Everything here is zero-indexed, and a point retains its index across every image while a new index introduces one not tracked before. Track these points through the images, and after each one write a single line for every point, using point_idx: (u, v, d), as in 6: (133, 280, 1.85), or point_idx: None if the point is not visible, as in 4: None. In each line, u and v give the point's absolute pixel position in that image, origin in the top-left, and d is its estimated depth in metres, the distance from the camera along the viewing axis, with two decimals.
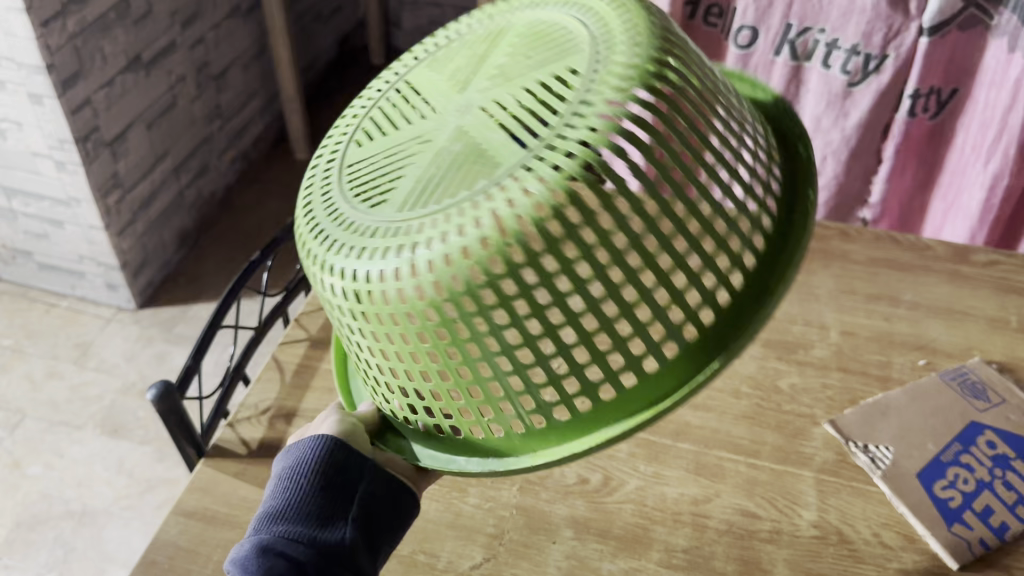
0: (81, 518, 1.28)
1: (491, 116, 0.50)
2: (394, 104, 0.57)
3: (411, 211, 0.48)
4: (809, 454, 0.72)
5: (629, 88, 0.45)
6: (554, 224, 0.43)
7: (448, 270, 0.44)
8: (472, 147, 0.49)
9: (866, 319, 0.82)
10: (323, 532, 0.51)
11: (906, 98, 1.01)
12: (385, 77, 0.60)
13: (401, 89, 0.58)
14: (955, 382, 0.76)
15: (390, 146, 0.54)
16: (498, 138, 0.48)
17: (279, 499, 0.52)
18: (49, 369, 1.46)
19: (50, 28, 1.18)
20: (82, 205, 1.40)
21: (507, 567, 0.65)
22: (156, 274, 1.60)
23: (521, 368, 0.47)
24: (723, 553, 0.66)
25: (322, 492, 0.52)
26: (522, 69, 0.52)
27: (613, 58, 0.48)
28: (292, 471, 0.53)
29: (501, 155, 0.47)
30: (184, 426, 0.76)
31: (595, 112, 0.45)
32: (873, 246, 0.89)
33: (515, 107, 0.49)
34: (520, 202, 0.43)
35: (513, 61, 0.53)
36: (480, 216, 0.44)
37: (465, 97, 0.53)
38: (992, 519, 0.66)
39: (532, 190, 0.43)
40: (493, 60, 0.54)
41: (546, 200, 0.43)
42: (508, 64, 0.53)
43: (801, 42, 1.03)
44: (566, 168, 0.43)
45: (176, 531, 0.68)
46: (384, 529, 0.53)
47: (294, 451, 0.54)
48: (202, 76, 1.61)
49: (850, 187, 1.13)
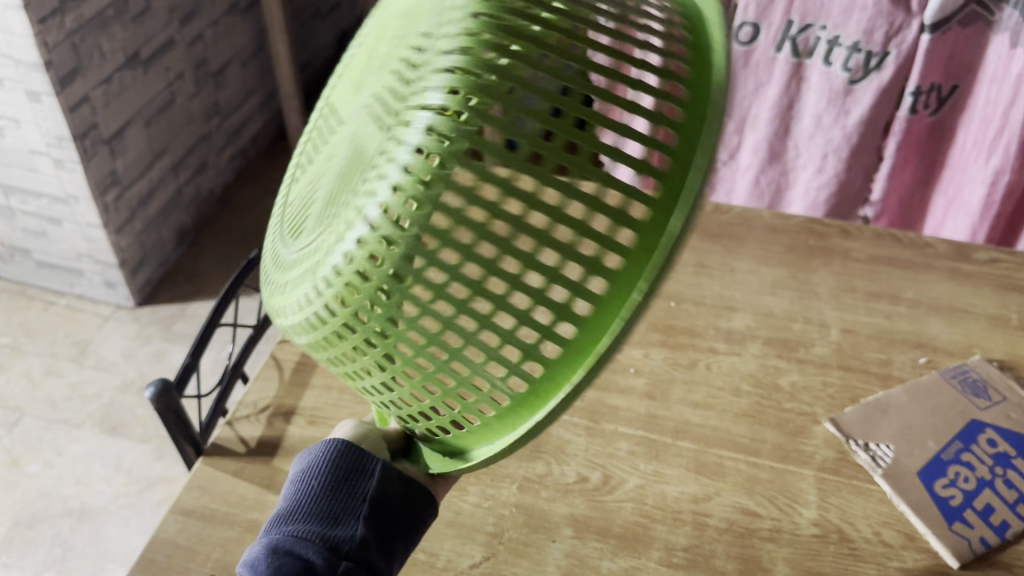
0: (80, 516, 1.28)
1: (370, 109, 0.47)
2: (322, 129, 0.56)
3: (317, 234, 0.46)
4: (810, 453, 0.71)
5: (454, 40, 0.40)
6: (418, 204, 0.39)
7: (344, 283, 0.42)
8: (358, 148, 0.46)
9: (867, 316, 0.82)
10: (333, 531, 0.48)
11: (907, 95, 1.01)
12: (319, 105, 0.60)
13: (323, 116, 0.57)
14: (955, 380, 0.75)
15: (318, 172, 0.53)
16: (372, 133, 0.45)
17: (291, 500, 0.50)
18: (47, 366, 1.46)
19: (48, 25, 1.18)
20: (80, 202, 1.39)
21: (506, 565, 0.65)
22: (154, 272, 1.60)
23: (456, 353, 0.40)
24: (723, 551, 0.65)
25: (333, 490, 0.49)
26: (393, 49, 0.48)
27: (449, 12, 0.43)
28: (306, 469, 0.50)
29: (373, 152, 0.44)
30: (183, 424, 0.75)
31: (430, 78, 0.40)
32: (873, 244, 0.89)
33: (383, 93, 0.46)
34: (380, 198, 0.40)
35: (388, 45, 0.50)
36: (354, 221, 0.41)
37: (360, 95, 0.50)
38: (993, 517, 0.66)
39: (387, 182, 0.39)
40: (379, 49, 0.51)
41: (403, 189, 0.39)
42: (385, 50, 0.50)
43: (802, 39, 1.02)
44: (412, 150, 0.39)
45: (175, 529, 0.68)
46: (399, 530, 0.50)
47: (311, 449, 0.51)
48: (201, 73, 1.60)
49: (851, 185, 1.13)
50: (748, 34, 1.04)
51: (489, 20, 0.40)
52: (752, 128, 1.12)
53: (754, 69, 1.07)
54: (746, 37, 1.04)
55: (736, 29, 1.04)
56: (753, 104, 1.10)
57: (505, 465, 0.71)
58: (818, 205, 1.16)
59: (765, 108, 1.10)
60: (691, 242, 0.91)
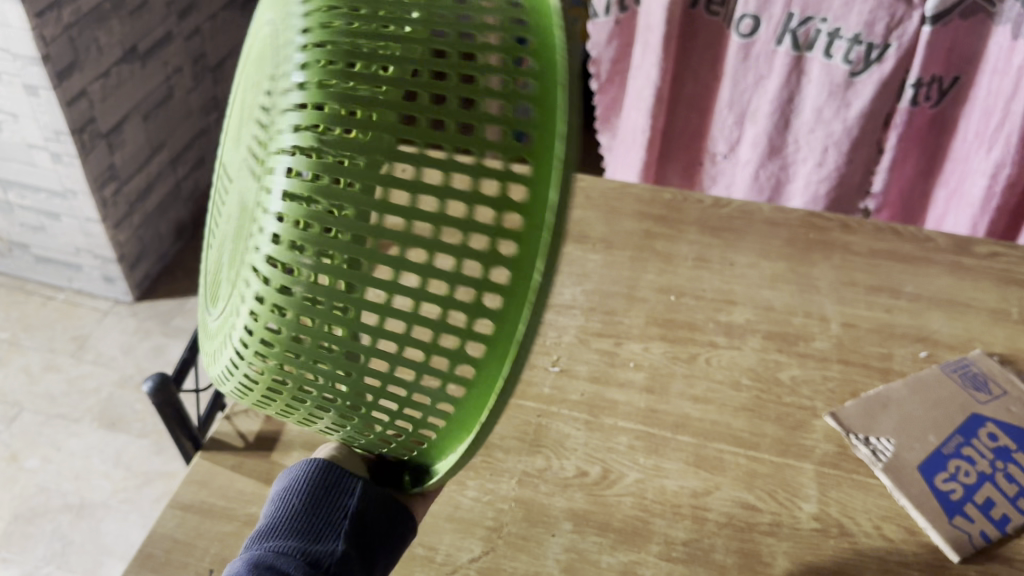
0: (79, 511, 1.27)
1: (248, 161, 0.49)
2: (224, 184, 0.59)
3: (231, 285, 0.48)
4: (810, 447, 0.71)
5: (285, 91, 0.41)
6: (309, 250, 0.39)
7: (258, 344, 0.44)
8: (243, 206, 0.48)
9: (867, 310, 0.82)
10: (314, 544, 0.49)
11: (908, 87, 1.01)
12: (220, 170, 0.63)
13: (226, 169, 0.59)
14: (956, 373, 0.75)
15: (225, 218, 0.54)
16: (248, 191, 0.47)
17: (271, 522, 0.51)
18: (46, 361, 1.46)
19: (45, 19, 1.17)
20: (79, 197, 1.39)
21: (505, 560, 0.65)
22: (152, 267, 1.60)
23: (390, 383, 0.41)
24: (723, 545, 0.65)
25: (313, 507, 0.51)
26: (254, 100, 0.50)
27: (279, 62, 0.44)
28: (285, 492, 0.52)
29: (248, 213, 0.46)
30: (181, 418, 0.75)
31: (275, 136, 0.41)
32: (873, 237, 0.89)
33: (251, 147, 0.47)
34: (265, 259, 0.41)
35: (252, 92, 0.52)
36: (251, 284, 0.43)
37: (242, 141, 0.52)
38: (993, 512, 0.66)
39: (262, 245, 0.41)
40: (248, 96, 0.53)
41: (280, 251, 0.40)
42: (251, 95, 0.52)
43: (803, 32, 1.02)
44: (275, 213, 0.40)
45: (173, 523, 0.68)
46: (378, 548, 0.52)
47: (289, 476, 0.54)
48: (199, 68, 1.60)
49: (851, 178, 1.13)
50: (748, 26, 1.05)
51: (320, 57, 0.40)
52: (752, 121, 1.14)
53: (755, 63, 1.08)
54: (747, 29, 1.05)
55: (737, 20, 1.05)
56: (753, 98, 1.12)
57: (504, 459, 0.71)
58: (819, 198, 1.16)
59: (765, 101, 1.10)
60: (691, 235, 0.90)
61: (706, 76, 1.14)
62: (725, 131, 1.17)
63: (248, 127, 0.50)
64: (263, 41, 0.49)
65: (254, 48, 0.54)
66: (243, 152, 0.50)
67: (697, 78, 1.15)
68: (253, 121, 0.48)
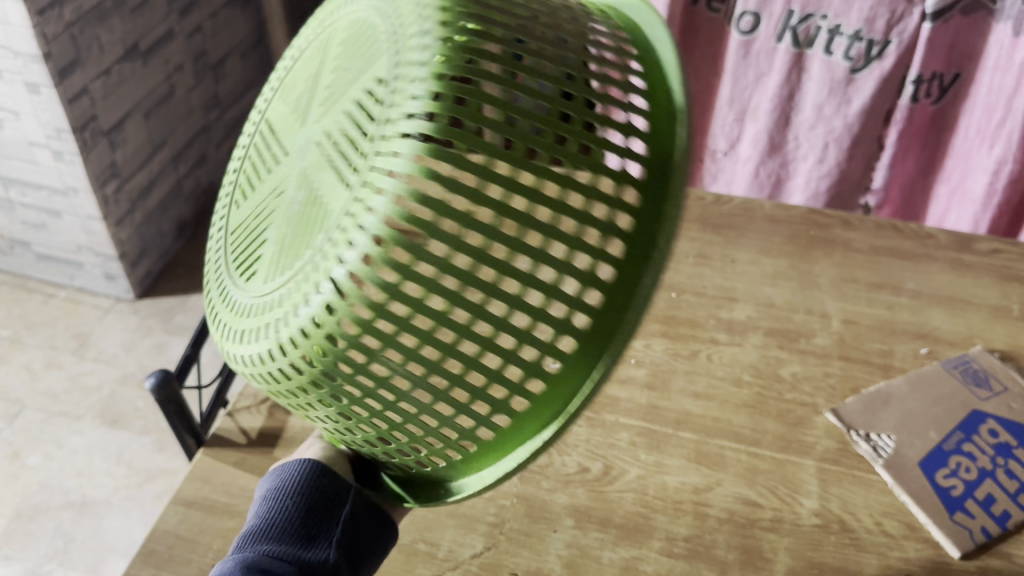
0: (81, 508, 1.28)
1: (325, 151, 0.45)
2: (260, 151, 0.54)
3: (273, 281, 0.45)
4: (811, 443, 0.71)
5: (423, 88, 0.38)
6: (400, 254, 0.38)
7: (308, 344, 0.41)
8: (311, 196, 0.45)
9: (868, 307, 0.82)
10: (307, 549, 0.50)
11: (909, 83, 1.01)
12: (252, 119, 0.57)
13: (263, 129, 0.55)
14: (956, 370, 0.75)
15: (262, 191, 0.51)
16: (328, 181, 0.44)
17: (261, 523, 0.51)
18: (47, 359, 1.46)
19: (46, 16, 1.17)
20: (80, 194, 1.39)
21: (507, 556, 0.65)
22: (154, 264, 1.60)
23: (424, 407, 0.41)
24: (724, 541, 0.65)
25: (307, 513, 0.51)
26: (344, 85, 0.46)
27: (407, 53, 0.41)
28: (275, 493, 0.52)
29: (330, 203, 0.42)
30: (183, 415, 0.75)
31: (396, 132, 0.39)
32: (875, 235, 0.89)
33: (338, 136, 0.44)
34: (350, 258, 0.39)
35: (337, 78, 0.47)
36: (320, 280, 0.40)
37: (312, 128, 0.48)
38: (994, 508, 0.66)
39: (356, 240, 0.38)
40: (323, 80, 0.49)
41: (374, 252, 0.38)
42: (334, 83, 0.48)
43: (803, 29, 1.02)
44: (381, 212, 0.38)
45: (176, 520, 0.68)
46: (363, 556, 0.53)
47: (277, 477, 0.54)
48: (200, 65, 1.60)
49: (852, 174, 1.13)
50: (749, 23, 1.05)
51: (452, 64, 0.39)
52: (753, 119, 1.14)
53: (756, 60, 1.08)
54: (747, 26, 1.05)
55: (738, 17, 1.05)
56: (753, 96, 1.12)
57: None
58: (819, 195, 1.16)
59: (765, 98, 1.11)
60: (692, 233, 0.90)
61: (707, 73, 1.14)
62: (725, 128, 1.17)
63: (330, 114, 0.46)
64: (373, 28, 0.46)
65: (341, 32, 0.50)
66: (317, 140, 0.46)
67: (698, 75, 1.15)
68: (347, 107, 0.44)
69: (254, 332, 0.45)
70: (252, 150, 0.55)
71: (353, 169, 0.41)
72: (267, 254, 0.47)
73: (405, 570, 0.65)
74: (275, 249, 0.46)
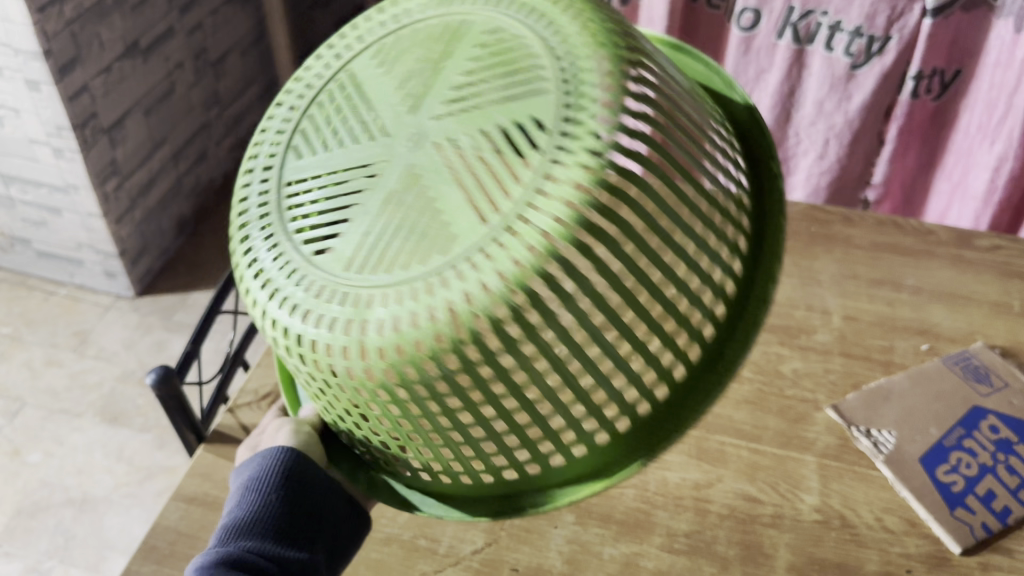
0: (82, 505, 1.28)
1: (446, 161, 0.47)
2: (334, 105, 0.53)
3: (361, 275, 0.46)
4: (811, 439, 0.71)
5: (603, 155, 0.43)
6: (514, 326, 0.43)
7: (400, 358, 0.44)
8: (424, 200, 0.47)
9: (868, 303, 0.82)
10: (287, 548, 0.53)
11: (909, 79, 1.01)
12: (326, 61, 0.56)
13: (343, 84, 0.54)
14: (958, 366, 0.75)
15: (336, 158, 0.50)
16: (453, 198, 0.46)
17: (244, 515, 0.54)
18: (48, 356, 1.46)
19: (47, 14, 1.17)
20: (81, 191, 1.39)
21: (508, 551, 0.65)
22: (155, 262, 1.60)
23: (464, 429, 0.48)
24: (725, 537, 0.65)
25: (287, 509, 0.54)
26: (487, 96, 0.48)
27: (579, 108, 0.45)
28: (256, 485, 0.55)
29: (455, 225, 0.45)
30: (184, 411, 0.75)
31: (558, 191, 0.43)
32: (876, 231, 0.89)
33: (468, 155, 0.47)
34: (477, 299, 0.42)
35: (471, 82, 0.49)
36: (434, 307, 0.43)
37: (423, 119, 0.49)
38: (994, 504, 0.66)
39: (489, 283, 0.42)
40: (448, 76, 0.50)
41: (501, 294, 0.42)
42: (465, 85, 0.49)
43: (804, 25, 1.02)
44: (523, 259, 0.42)
45: (177, 516, 0.68)
46: (336, 545, 0.57)
47: (256, 465, 0.56)
48: (201, 62, 1.60)
49: (852, 170, 1.13)
50: (749, 19, 1.05)
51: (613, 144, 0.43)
52: None
53: (756, 56, 1.08)
54: (748, 22, 1.05)
55: (738, 13, 1.05)
56: (754, 92, 1.12)
57: None
58: (820, 190, 1.16)
59: (766, 95, 1.11)
60: None
61: None
62: None
63: (464, 123, 0.48)
64: (529, 56, 0.48)
65: (478, 34, 0.51)
66: (434, 141, 0.48)
67: None
68: (492, 127, 0.47)
69: (324, 318, 0.46)
70: (325, 100, 0.54)
71: (494, 204, 0.44)
72: (348, 239, 0.48)
73: (406, 565, 0.65)
74: (359, 239, 0.47)
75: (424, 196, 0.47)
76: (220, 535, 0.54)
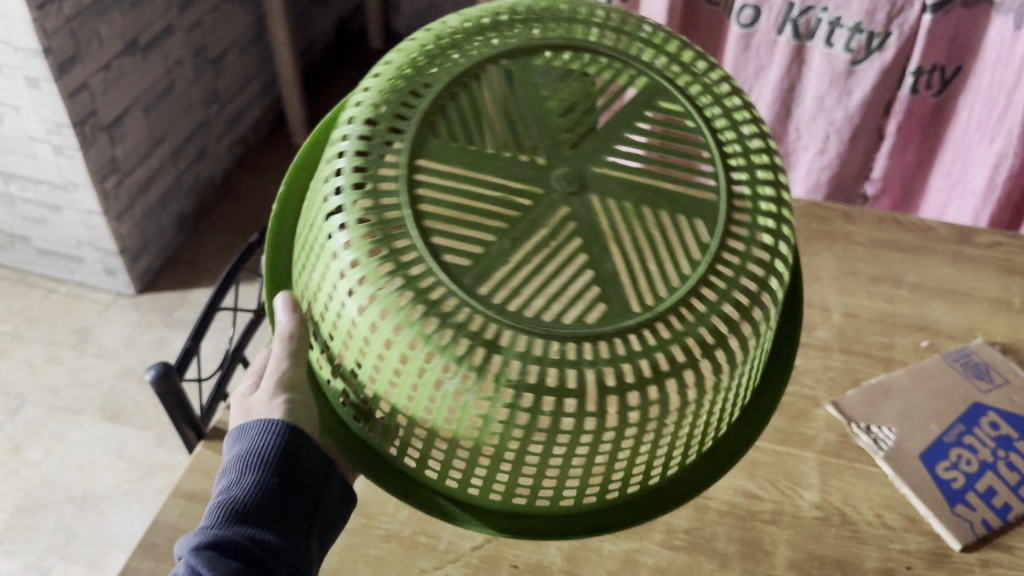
0: (82, 502, 1.28)
1: (604, 224, 0.51)
2: (484, 107, 0.53)
3: (515, 310, 0.47)
4: (811, 436, 0.71)
5: (757, 289, 0.50)
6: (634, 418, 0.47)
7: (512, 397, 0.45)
8: (582, 260, 0.50)
9: (868, 300, 0.82)
10: (279, 537, 0.53)
11: (909, 75, 1.01)
12: (493, 44, 0.55)
13: (505, 90, 0.54)
14: (958, 362, 0.75)
15: (482, 172, 0.51)
16: (609, 267, 0.50)
17: (239, 497, 0.53)
18: (48, 353, 1.46)
19: (46, 11, 1.17)
20: (81, 189, 1.39)
21: (508, 547, 0.65)
22: (155, 259, 1.60)
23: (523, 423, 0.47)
24: (725, 534, 0.65)
25: (280, 494, 0.53)
26: (648, 181, 0.53)
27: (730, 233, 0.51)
28: (250, 468, 0.53)
29: (614, 297, 0.49)
30: (183, 407, 0.75)
31: (717, 307, 0.49)
32: (876, 227, 0.89)
33: (627, 235, 0.51)
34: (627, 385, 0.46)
35: (636, 157, 0.54)
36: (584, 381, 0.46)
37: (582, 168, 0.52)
38: (995, 500, 0.66)
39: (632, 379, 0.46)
40: (620, 130, 0.54)
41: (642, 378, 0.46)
42: (631, 157, 0.54)
43: (804, 21, 1.02)
44: (683, 360, 0.47)
45: (177, 513, 0.68)
46: (329, 524, 0.56)
47: (251, 442, 0.54)
48: (200, 60, 1.60)
49: (852, 165, 1.13)
50: (749, 16, 1.04)
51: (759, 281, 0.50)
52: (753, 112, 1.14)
53: (756, 52, 1.08)
54: (747, 19, 1.05)
55: (738, 10, 1.05)
56: (753, 88, 1.12)
57: None
58: (820, 186, 1.16)
59: (766, 91, 1.11)
60: None
61: None
62: None
63: (627, 193, 0.52)
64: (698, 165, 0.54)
65: (641, 92, 0.56)
66: (593, 196, 0.51)
67: None
68: (652, 208, 0.52)
69: (448, 326, 0.45)
70: (481, 91, 0.54)
71: (652, 294, 0.49)
72: (500, 267, 0.48)
73: (405, 561, 0.64)
74: (512, 272, 0.48)
75: (575, 258, 0.50)
76: (210, 512, 0.54)
